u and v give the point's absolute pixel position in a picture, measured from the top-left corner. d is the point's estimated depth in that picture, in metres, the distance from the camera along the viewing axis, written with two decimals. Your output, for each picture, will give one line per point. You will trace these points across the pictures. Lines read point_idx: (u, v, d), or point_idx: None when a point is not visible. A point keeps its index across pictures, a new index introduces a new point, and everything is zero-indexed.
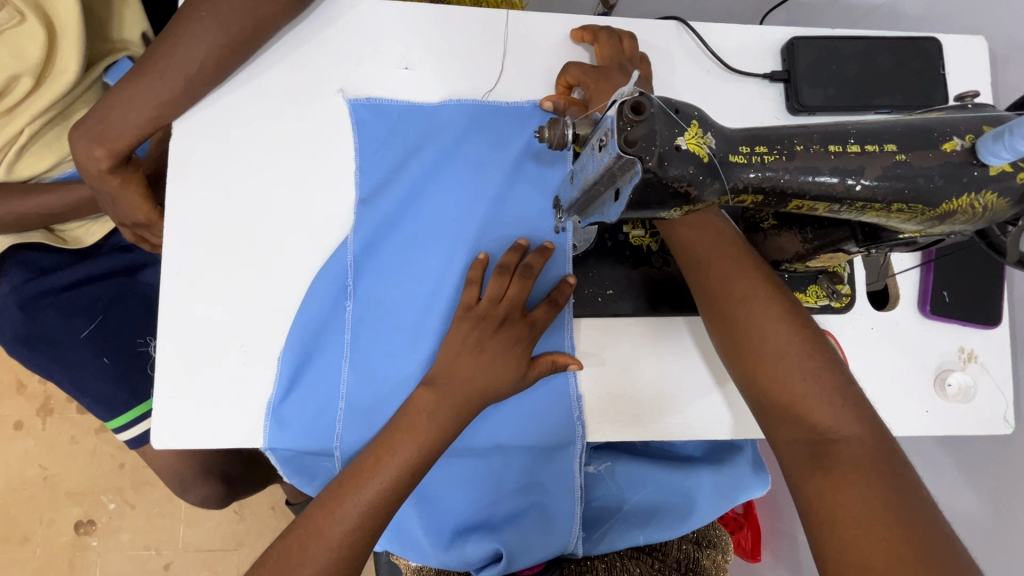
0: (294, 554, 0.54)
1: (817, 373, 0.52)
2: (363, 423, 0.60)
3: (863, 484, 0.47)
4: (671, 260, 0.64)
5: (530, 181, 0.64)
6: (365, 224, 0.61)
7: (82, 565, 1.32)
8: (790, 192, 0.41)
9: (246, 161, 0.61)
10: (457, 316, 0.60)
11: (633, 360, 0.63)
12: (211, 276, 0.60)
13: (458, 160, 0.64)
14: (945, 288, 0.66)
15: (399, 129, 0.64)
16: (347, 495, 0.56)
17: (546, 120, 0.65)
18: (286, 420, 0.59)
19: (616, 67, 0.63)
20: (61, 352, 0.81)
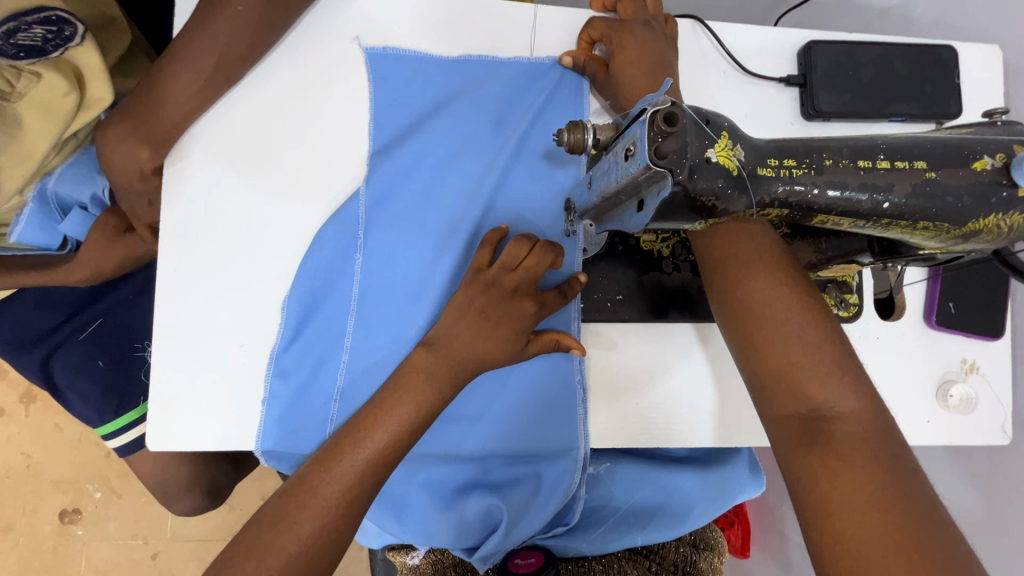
0: (287, 515, 0.51)
1: (817, 343, 0.50)
2: (366, 379, 0.58)
3: (861, 465, 0.46)
4: (680, 266, 0.63)
5: (546, 136, 0.63)
6: (379, 175, 0.60)
7: (67, 553, 1.31)
8: (815, 208, 0.40)
9: (254, 114, 0.59)
10: (465, 278, 0.58)
11: (636, 355, 0.63)
12: (207, 261, 0.58)
13: (476, 116, 0.62)
14: (951, 300, 0.66)
15: (416, 79, 0.61)
16: (341, 458, 0.53)
17: (565, 77, 0.63)
18: (287, 371, 0.58)
19: (640, 24, 0.61)
20: (63, 351, 0.78)
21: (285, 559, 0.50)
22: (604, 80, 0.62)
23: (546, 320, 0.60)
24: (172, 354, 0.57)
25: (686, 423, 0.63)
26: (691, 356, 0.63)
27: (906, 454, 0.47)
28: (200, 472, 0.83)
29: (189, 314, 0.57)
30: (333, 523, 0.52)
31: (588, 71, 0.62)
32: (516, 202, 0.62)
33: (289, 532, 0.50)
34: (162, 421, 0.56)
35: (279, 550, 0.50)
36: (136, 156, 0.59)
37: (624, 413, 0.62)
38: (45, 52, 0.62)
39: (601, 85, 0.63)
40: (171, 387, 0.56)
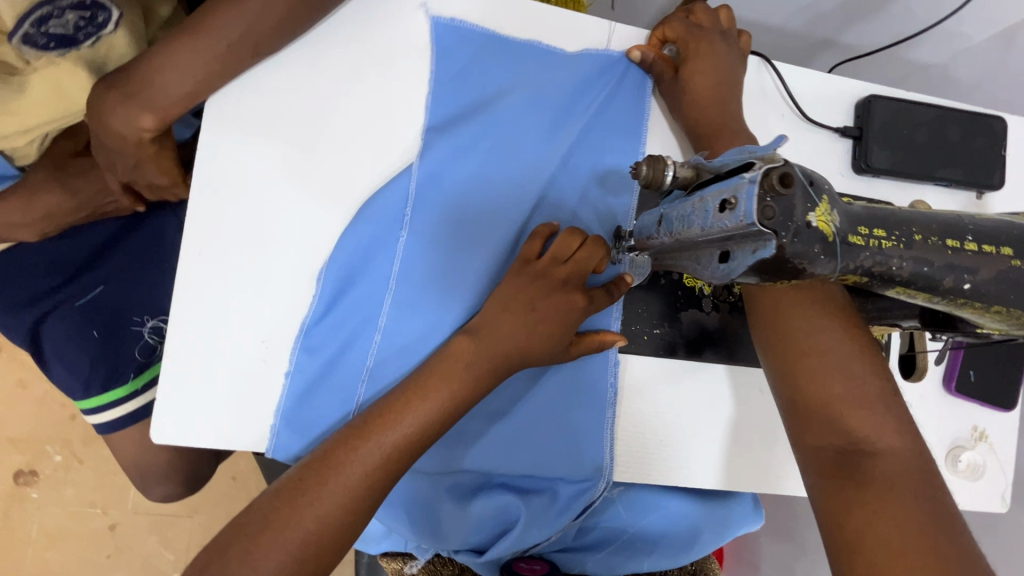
0: (308, 488, 0.49)
1: (861, 375, 0.50)
2: (396, 360, 0.55)
3: (898, 504, 0.45)
4: (719, 307, 0.62)
5: (609, 134, 0.60)
6: (435, 151, 0.55)
7: (19, 514, 1.33)
8: (897, 279, 0.39)
9: (305, 76, 0.55)
10: (512, 271, 0.56)
11: (665, 388, 0.61)
12: (232, 240, 0.54)
13: (544, 104, 0.58)
14: (972, 368, 0.67)
15: (483, 58, 0.57)
16: (366, 448, 0.50)
17: (631, 72, 0.61)
18: (316, 346, 0.55)
19: (717, 32, 0.62)
20: (54, 317, 0.73)
21: (299, 536, 0.48)
22: (670, 82, 0.61)
23: (587, 321, 0.59)
24: (184, 338, 0.53)
25: (709, 454, 0.62)
26: (722, 390, 0.62)
27: (944, 497, 0.46)
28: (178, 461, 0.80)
29: (211, 298, 0.54)
30: (345, 516, 0.50)
31: (655, 71, 0.61)
32: (568, 207, 0.59)
33: (307, 507, 0.48)
34: (167, 409, 0.52)
35: (287, 535, 0.47)
36: (163, 125, 0.54)
37: (651, 437, 0.61)
38: (76, 41, 0.61)
39: (664, 89, 0.61)
40: (185, 363, 0.53)
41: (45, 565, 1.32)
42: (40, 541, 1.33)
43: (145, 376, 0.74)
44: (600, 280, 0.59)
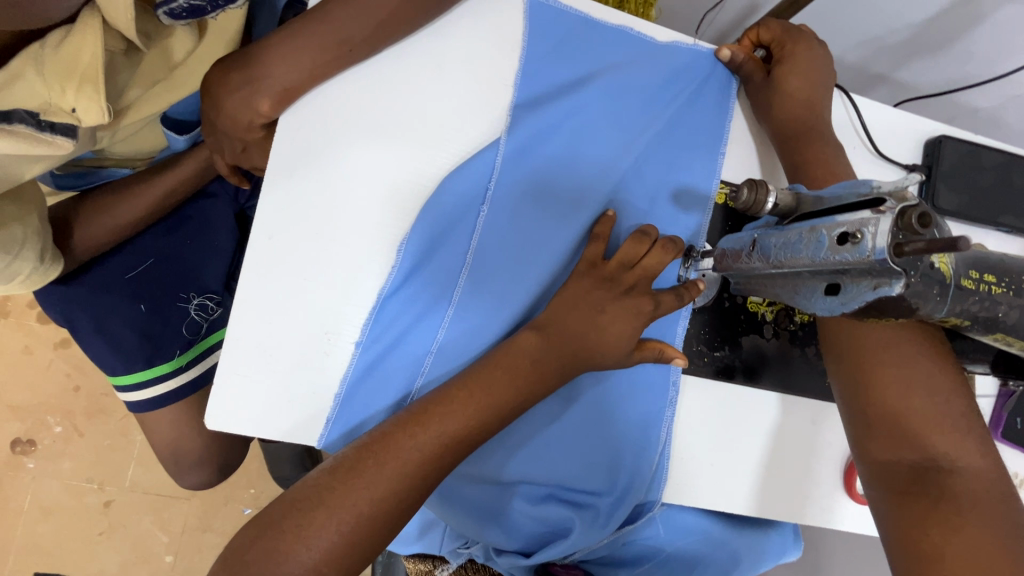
0: (364, 469, 0.47)
1: (943, 393, 0.50)
2: (467, 338, 0.54)
3: (979, 525, 0.45)
4: (780, 334, 0.62)
5: (695, 132, 0.59)
6: (524, 128, 0.54)
7: (13, 484, 1.32)
8: (999, 324, 0.39)
9: (397, 57, 0.54)
10: (579, 271, 0.55)
11: (721, 411, 0.60)
12: (301, 229, 0.52)
13: (632, 93, 0.57)
14: (1019, 415, 0.67)
15: (575, 43, 0.57)
16: (426, 443, 0.49)
17: (721, 70, 0.60)
18: (388, 319, 0.53)
19: (811, 36, 0.62)
20: (97, 290, 0.71)
21: (348, 520, 0.46)
22: (759, 83, 0.60)
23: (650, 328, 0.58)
24: (247, 325, 0.51)
25: (759, 482, 0.61)
26: (774, 417, 0.62)
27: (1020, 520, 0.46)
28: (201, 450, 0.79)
29: (275, 287, 0.52)
30: (397, 503, 0.48)
31: (743, 72, 0.61)
32: (645, 205, 0.58)
33: (364, 489, 0.47)
34: (224, 394, 0.51)
35: (337, 520, 0.46)
36: (252, 108, 0.52)
37: (701, 457, 0.60)
38: (203, 12, 0.51)
39: (752, 88, 0.61)
40: (250, 335, 0.51)
41: (37, 538, 1.31)
42: (33, 513, 1.32)
43: (189, 355, 0.74)
44: (669, 281, 0.58)
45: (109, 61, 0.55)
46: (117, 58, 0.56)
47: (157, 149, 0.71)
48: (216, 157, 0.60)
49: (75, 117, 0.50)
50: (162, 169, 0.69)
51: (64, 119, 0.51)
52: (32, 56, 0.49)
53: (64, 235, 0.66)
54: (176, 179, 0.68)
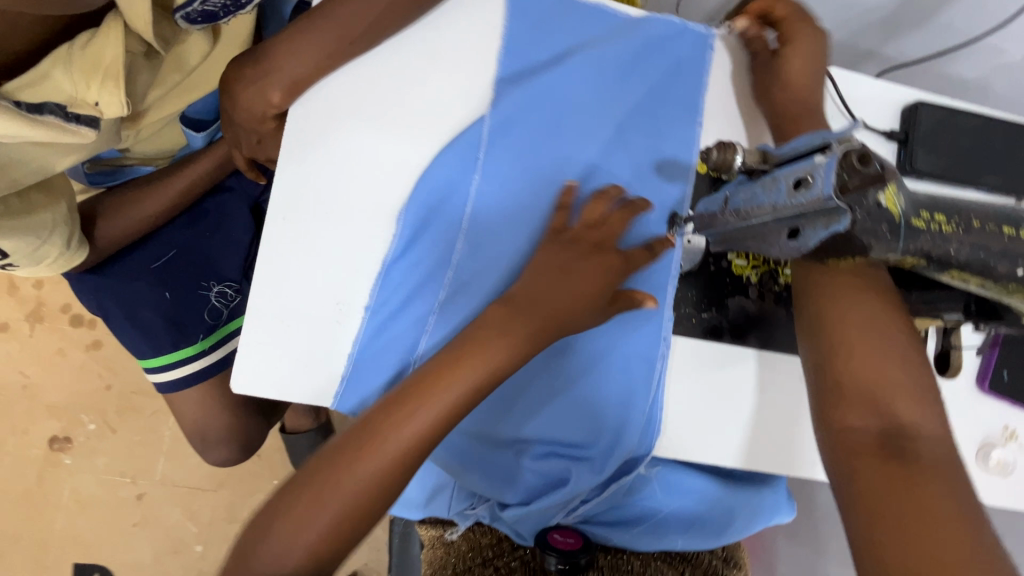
0: (378, 432, 0.52)
1: (905, 366, 0.55)
2: (466, 296, 0.59)
3: (929, 480, 0.50)
4: (766, 295, 0.65)
5: (675, 102, 0.63)
6: (507, 103, 0.59)
7: (52, 479, 1.42)
8: (952, 262, 0.42)
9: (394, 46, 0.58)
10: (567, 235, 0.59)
11: (710, 370, 0.64)
12: (313, 212, 0.57)
13: (610, 67, 0.61)
14: (1005, 368, 0.69)
15: (555, 21, 0.61)
16: (420, 422, 0.53)
17: (699, 42, 0.63)
18: (394, 282, 0.58)
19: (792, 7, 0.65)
20: (126, 280, 0.77)
21: (349, 495, 0.51)
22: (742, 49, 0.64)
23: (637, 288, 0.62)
24: (265, 300, 0.56)
25: (750, 436, 0.64)
26: (762, 375, 0.65)
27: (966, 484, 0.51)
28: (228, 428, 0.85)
29: (291, 263, 0.57)
30: (407, 465, 0.52)
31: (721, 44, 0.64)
32: (628, 172, 0.62)
33: (377, 449, 0.51)
34: (248, 364, 0.56)
35: (354, 475, 0.51)
36: (265, 99, 0.57)
37: (692, 415, 0.64)
38: (218, 18, 0.57)
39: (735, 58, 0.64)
40: (267, 305, 0.56)
41: (76, 529, 1.42)
42: (70, 506, 1.42)
43: (212, 339, 0.79)
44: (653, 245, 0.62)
45: (129, 64, 0.57)
46: (140, 68, 0.59)
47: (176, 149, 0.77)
48: (232, 150, 0.65)
49: (98, 111, 0.54)
50: (180, 166, 0.74)
51: (88, 112, 0.55)
52: (62, 56, 0.52)
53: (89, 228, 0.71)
54: (197, 174, 0.74)
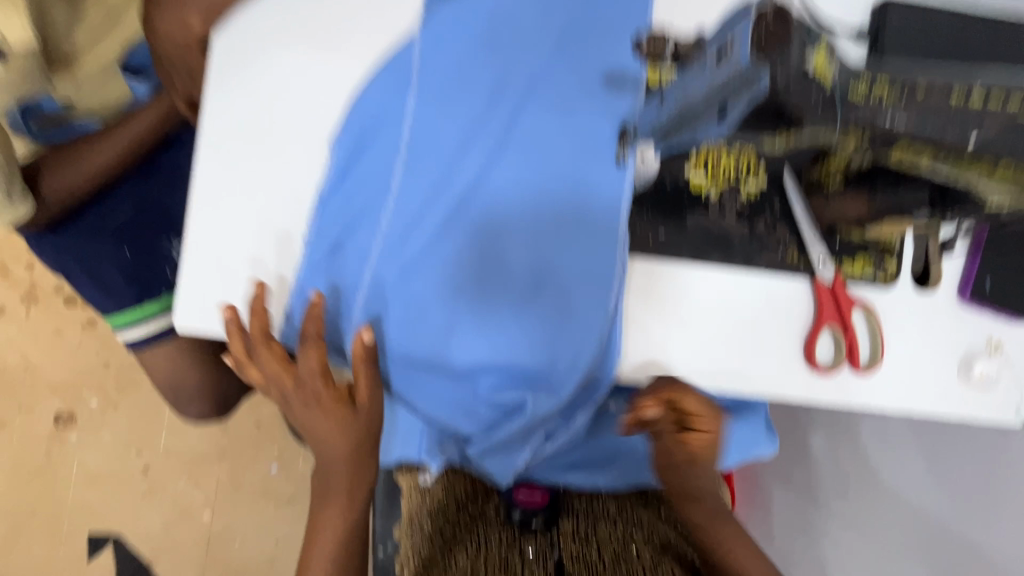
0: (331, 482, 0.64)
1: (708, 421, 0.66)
2: (409, 221, 0.58)
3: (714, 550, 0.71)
4: (726, 210, 0.62)
5: (618, 7, 0.59)
6: (438, 21, 0.58)
7: (61, 454, 1.46)
8: (895, 134, 0.44)
9: None
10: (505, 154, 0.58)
11: (670, 291, 0.62)
12: (245, 143, 0.57)
13: None
14: (988, 275, 0.66)
15: None
16: (355, 483, 0.64)
17: None
18: (331, 211, 0.57)
19: None
20: (83, 238, 0.77)
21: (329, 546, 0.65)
22: None
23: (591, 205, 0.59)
24: (202, 232, 0.56)
25: (715, 358, 0.63)
26: (724, 297, 0.63)
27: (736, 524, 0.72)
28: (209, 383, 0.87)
29: (226, 195, 0.57)
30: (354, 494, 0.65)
31: None
32: (574, 82, 0.59)
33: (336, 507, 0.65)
34: (189, 297, 0.57)
35: (332, 525, 0.65)
36: (184, 26, 0.57)
37: (652, 338, 0.62)
38: None
39: None
40: (206, 240, 0.56)
41: (87, 502, 1.46)
42: (80, 480, 1.46)
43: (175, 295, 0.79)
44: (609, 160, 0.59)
45: None
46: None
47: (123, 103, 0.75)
48: (170, 91, 0.62)
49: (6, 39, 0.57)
50: (126, 118, 0.72)
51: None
52: None
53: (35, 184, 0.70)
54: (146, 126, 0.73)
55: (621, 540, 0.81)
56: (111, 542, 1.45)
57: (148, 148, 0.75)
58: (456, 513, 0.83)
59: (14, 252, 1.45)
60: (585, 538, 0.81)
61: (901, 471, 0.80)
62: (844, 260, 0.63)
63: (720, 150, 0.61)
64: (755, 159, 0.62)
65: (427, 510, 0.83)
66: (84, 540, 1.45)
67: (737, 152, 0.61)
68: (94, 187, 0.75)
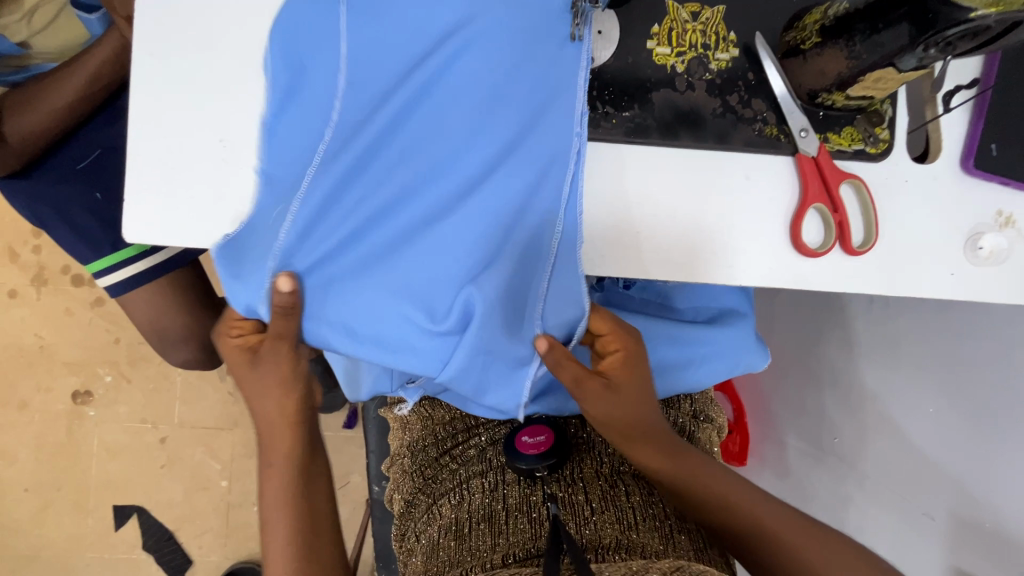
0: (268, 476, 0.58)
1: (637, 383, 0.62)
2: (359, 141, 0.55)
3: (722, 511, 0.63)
4: (695, 85, 0.58)
5: None
6: None
7: (80, 432, 1.44)
8: None
9: None
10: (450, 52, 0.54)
11: (643, 175, 0.58)
12: (183, 45, 0.55)
13: None
14: (993, 141, 0.60)
15: None
16: (290, 449, 0.59)
17: None
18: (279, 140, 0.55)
19: None
20: (54, 183, 0.78)
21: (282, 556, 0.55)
22: None
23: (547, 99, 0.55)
24: (146, 140, 0.54)
25: (693, 247, 0.59)
26: (700, 179, 0.58)
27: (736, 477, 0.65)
28: (199, 326, 0.87)
29: (167, 99, 0.55)
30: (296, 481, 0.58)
31: None
32: None
33: (277, 507, 0.57)
34: (133, 206, 0.54)
35: (279, 533, 0.56)
36: None
37: (620, 227, 0.58)
38: None
39: None
40: (148, 146, 0.54)
41: (110, 475, 1.44)
42: (101, 454, 1.44)
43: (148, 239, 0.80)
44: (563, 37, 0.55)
45: None
46: None
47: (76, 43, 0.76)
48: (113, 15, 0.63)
49: None
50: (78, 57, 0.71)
51: None
52: None
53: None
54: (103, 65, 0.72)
55: (611, 478, 0.72)
56: (135, 513, 1.43)
57: (107, 89, 0.75)
58: (438, 450, 0.79)
59: (17, 231, 1.44)
60: (573, 481, 0.71)
61: (916, 408, 0.81)
62: (831, 132, 0.59)
63: (685, 22, 0.58)
64: (722, 29, 0.58)
65: (403, 445, 0.81)
66: (109, 512, 1.43)
67: (702, 22, 0.58)
68: (60, 127, 0.74)
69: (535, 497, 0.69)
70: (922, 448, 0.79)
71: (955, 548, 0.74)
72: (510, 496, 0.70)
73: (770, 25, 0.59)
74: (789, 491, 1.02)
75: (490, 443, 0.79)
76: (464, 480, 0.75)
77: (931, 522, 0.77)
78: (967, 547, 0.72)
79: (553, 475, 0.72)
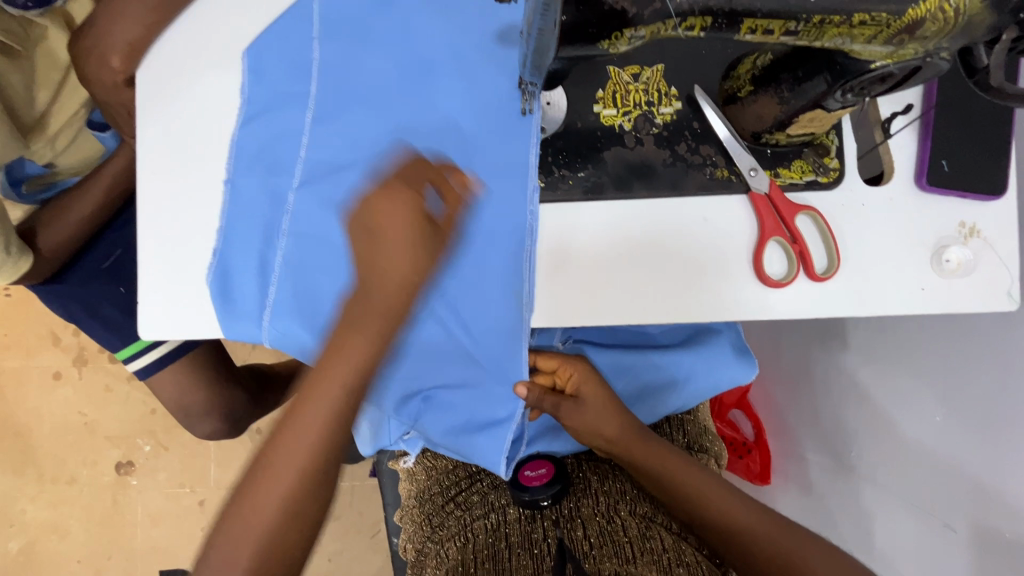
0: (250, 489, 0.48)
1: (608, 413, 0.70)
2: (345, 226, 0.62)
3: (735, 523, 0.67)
4: (644, 139, 0.62)
5: None
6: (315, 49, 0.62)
7: (125, 501, 1.52)
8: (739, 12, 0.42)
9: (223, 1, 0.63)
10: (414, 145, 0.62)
11: (604, 226, 0.61)
12: (179, 161, 0.62)
13: None
14: (944, 157, 0.62)
15: None
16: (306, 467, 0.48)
17: None
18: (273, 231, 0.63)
19: None
20: (82, 285, 0.86)
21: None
22: None
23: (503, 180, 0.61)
24: (154, 251, 0.61)
25: (659, 290, 0.61)
26: (658, 226, 0.62)
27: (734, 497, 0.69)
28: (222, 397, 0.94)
29: (169, 209, 0.61)
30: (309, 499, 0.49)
31: None
32: (451, 58, 0.62)
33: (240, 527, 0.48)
34: (148, 311, 0.61)
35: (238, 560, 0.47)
36: (109, 66, 0.63)
37: (586, 277, 0.61)
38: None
39: None
40: (156, 255, 0.61)
41: (155, 540, 1.51)
42: (145, 521, 1.51)
43: None
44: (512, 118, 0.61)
45: None
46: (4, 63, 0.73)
47: (95, 153, 0.85)
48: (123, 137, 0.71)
49: None
50: (96, 172, 0.80)
51: None
52: None
53: (31, 244, 0.78)
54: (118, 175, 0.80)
55: (608, 514, 0.74)
56: None
57: (121, 196, 0.83)
58: (444, 498, 0.82)
59: (58, 320, 1.54)
60: (571, 517, 0.74)
61: (916, 418, 0.81)
62: (780, 167, 0.63)
63: (626, 83, 0.63)
64: (664, 86, 0.62)
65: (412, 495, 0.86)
66: None
67: (644, 82, 0.63)
68: (83, 234, 0.82)
69: (535, 533, 0.72)
70: (930, 458, 0.79)
71: (981, 562, 0.71)
72: (512, 534, 0.73)
73: (708, 77, 0.63)
74: (814, 509, 1.00)
75: (492, 487, 0.81)
76: (467, 522, 0.77)
77: (953, 533, 0.75)
78: (993, 562, 0.69)
79: (551, 510, 0.75)
